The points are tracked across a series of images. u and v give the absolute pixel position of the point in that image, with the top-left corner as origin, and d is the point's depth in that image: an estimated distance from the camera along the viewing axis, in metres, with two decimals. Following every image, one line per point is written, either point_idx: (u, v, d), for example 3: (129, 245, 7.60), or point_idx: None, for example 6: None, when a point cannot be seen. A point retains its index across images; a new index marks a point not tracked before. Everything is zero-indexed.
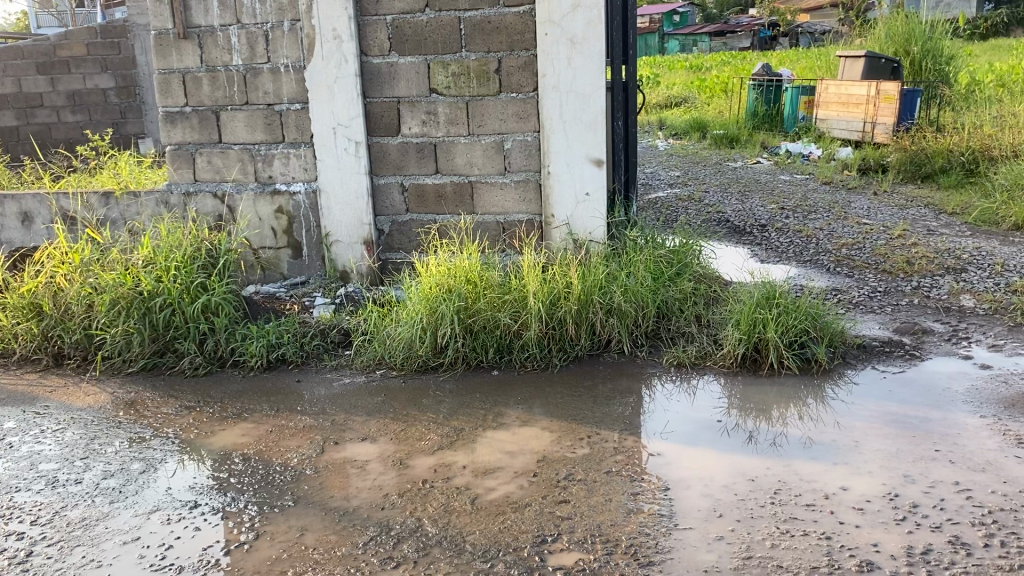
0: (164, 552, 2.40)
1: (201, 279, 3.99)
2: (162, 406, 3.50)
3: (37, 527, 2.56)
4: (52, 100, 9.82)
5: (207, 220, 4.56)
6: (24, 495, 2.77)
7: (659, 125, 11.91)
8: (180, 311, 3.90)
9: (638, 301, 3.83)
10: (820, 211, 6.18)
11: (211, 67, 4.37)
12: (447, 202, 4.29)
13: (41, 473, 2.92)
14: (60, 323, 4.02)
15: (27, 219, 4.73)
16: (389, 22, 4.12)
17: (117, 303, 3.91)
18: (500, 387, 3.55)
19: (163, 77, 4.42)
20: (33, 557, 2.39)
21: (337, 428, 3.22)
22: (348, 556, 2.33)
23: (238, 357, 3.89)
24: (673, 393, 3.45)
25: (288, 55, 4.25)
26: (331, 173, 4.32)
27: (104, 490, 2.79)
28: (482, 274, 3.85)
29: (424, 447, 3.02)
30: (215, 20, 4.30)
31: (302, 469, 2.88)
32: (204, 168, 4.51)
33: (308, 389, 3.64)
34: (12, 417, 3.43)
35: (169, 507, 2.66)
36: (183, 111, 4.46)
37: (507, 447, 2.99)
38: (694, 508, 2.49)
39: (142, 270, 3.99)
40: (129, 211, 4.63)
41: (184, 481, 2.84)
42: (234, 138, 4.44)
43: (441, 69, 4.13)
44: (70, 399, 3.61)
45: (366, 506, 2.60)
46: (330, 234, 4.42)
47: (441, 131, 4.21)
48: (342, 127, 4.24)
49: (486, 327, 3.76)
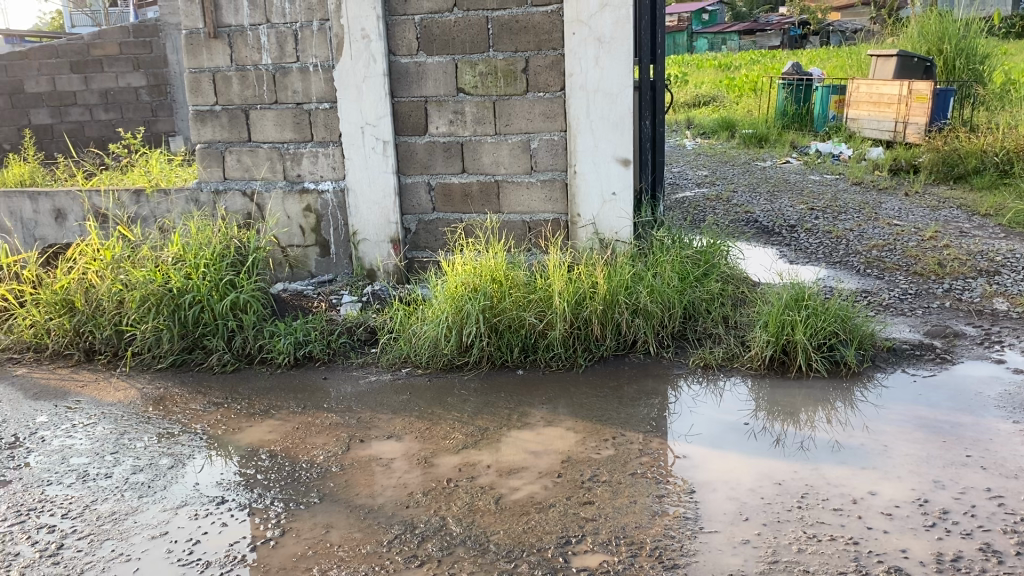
0: (191, 547, 2.42)
1: (230, 276, 4.03)
2: (190, 402, 3.54)
3: (68, 519, 2.60)
4: (85, 98, 9.95)
5: (237, 217, 4.60)
6: (55, 488, 2.81)
7: (687, 124, 11.85)
8: (208, 309, 3.94)
9: (664, 301, 3.81)
10: (850, 212, 6.12)
11: (241, 67, 4.41)
12: (473, 202, 4.30)
13: (72, 467, 2.96)
14: (92, 319, 4.08)
15: (60, 216, 4.81)
16: (417, 22, 4.13)
17: (148, 299, 3.96)
18: (525, 387, 3.54)
19: (194, 76, 4.46)
20: (64, 549, 2.43)
21: (362, 426, 3.23)
22: (373, 554, 2.33)
23: (266, 355, 3.92)
24: (699, 393, 3.44)
25: (317, 54, 4.27)
26: (359, 172, 4.34)
27: (133, 484, 2.82)
28: (508, 274, 3.85)
29: (449, 446, 3.03)
30: (245, 20, 4.34)
31: (328, 467, 2.89)
32: (234, 167, 4.55)
33: (335, 386, 3.66)
34: (44, 412, 3.48)
35: (196, 502, 2.69)
36: (213, 110, 4.50)
37: (531, 447, 2.99)
38: (719, 512, 2.47)
39: (172, 267, 4.03)
40: (159, 209, 4.68)
41: (212, 476, 2.87)
42: (263, 137, 4.48)
43: (468, 69, 4.13)
44: (100, 394, 3.66)
45: (391, 504, 2.61)
46: (356, 232, 4.44)
47: (468, 131, 4.21)
48: (370, 126, 4.26)
49: (511, 326, 3.76)
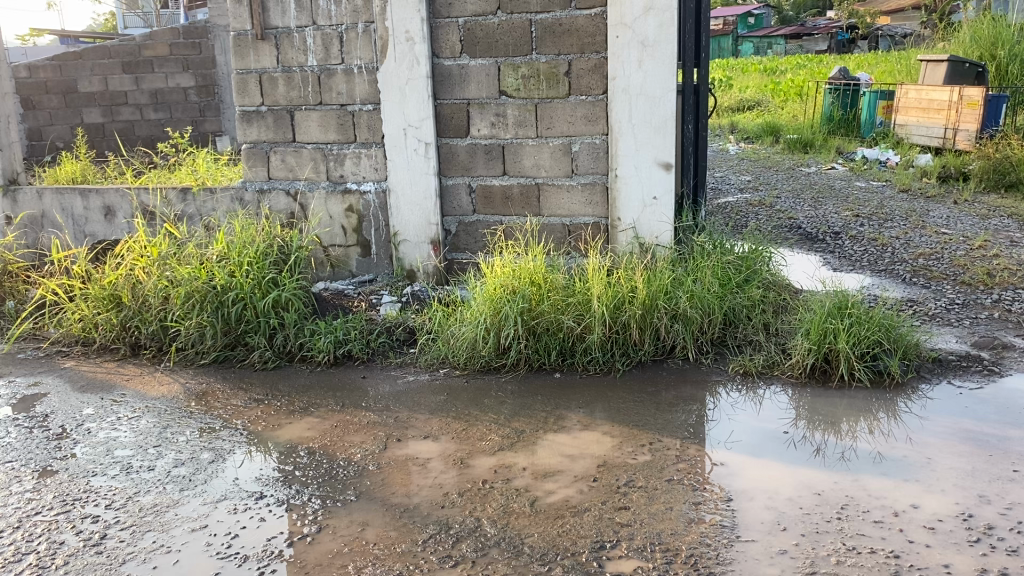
0: (229, 541, 2.46)
1: (273, 275, 4.08)
2: (232, 398, 3.60)
3: (111, 510, 2.66)
4: (136, 98, 10.16)
5: (280, 217, 4.67)
6: (100, 479, 2.87)
7: (731, 129, 11.75)
8: (251, 306, 4.00)
9: (704, 307, 3.78)
10: (896, 219, 6.01)
11: (287, 68, 4.47)
12: (513, 204, 4.31)
13: (116, 459, 3.02)
14: (137, 315, 4.16)
15: (109, 212, 4.94)
16: (461, 24, 4.15)
17: (192, 296, 4.03)
18: (562, 391, 3.54)
19: (241, 77, 4.54)
20: (107, 540, 2.48)
21: (399, 425, 3.25)
22: (408, 553, 2.35)
23: (306, 352, 3.97)
24: (738, 401, 3.41)
25: (362, 56, 4.31)
26: (400, 173, 4.37)
27: (175, 478, 2.87)
28: (547, 276, 3.85)
29: (485, 447, 3.04)
30: (292, 22, 4.40)
31: (365, 465, 2.92)
32: (278, 167, 4.62)
33: (373, 385, 3.69)
34: (91, 404, 3.56)
35: (235, 497, 2.73)
36: (259, 110, 4.57)
37: (567, 451, 2.98)
38: (756, 520, 2.45)
39: (216, 264, 4.10)
40: (205, 207, 4.77)
41: (251, 472, 2.91)
42: (307, 138, 4.53)
43: (511, 72, 4.15)
44: (145, 388, 3.73)
45: (427, 504, 2.63)
46: (397, 233, 4.47)
47: (510, 133, 4.22)
48: (412, 128, 4.29)
49: (549, 329, 3.76)
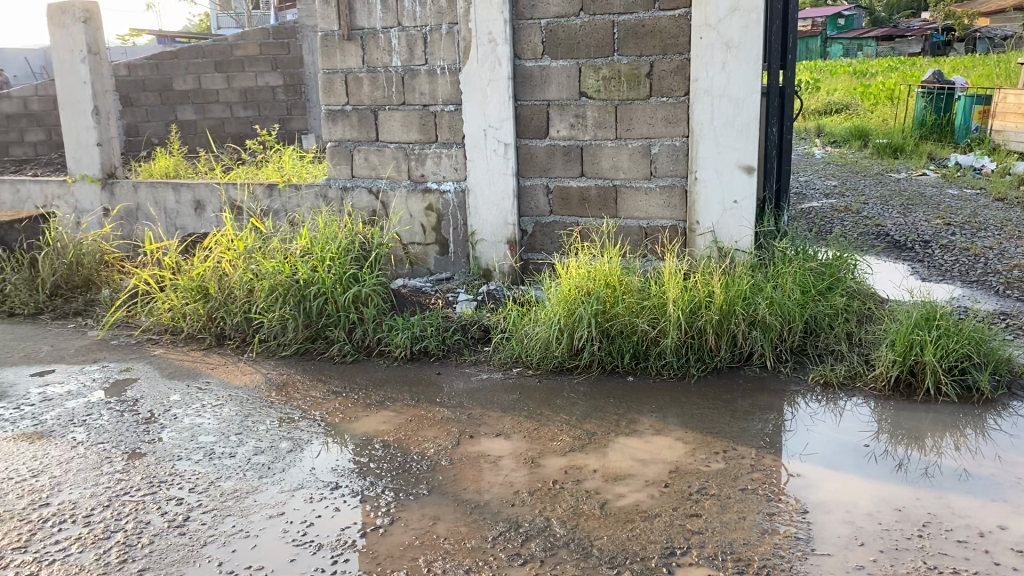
0: (305, 529, 2.53)
1: (353, 270, 4.17)
2: (311, 389, 3.69)
3: (194, 494, 2.76)
4: (227, 96, 10.50)
5: (362, 214, 4.76)
6: (184, 463, 2.98)
7: (817, 132, 11.46)
8: (331, 301, 4.09)
9: (784, 314, 3.70)
10: (990, 229, 5.77)
11: (372, 68, 4.56)
12: (591, 206, 4.30)
13: (201, 444, 3.14)
14: (223, 306, 4.30)
15: (199, 206, 5.14)
16: (543, 26, 4.16)
17: (276, 289, 4.16)
18: (635, 395, 3.52)
19: (328, 77, 4.65)
20: (190, 522, 2.58)
21: (472, 422, 3.29)
22: (477, 550, 2.37)
23: (383, 347, 4.04)
24: (817, 411, 3.33)
25: (445, 57, 4.37)
26: (479, 173, 4.41)
27: (255, 465, 2.96)
28: (622, 279, 3.83)
29: (556, 448, 3.04)
30: (377, 23, 4.48)
31: (437, 460, 2.96)
32: (361, 165, 4.72)
33: (447, 381, 3.74)
34: (178, 390, 3.70)
35: (312, 486, 2.80)
36: (344, 109, 4.67)
37: (639, 455, 2.96)
38: (831, 534, 2.39)
39: (299, 259, 4.22)
40: (290, 203, 4.91)
41: (328, 462, 2.98)
42: (390, 137, 4.61)
43: (592, 73, 4.14)
44: (228, 377, 3.86)
45: (497, 501, 2.65)
46: (474, 233, 4.52)
47: (589, 135, 4.22)
48: (492, 128, 4.33)
49: (623, 332, 3.74)
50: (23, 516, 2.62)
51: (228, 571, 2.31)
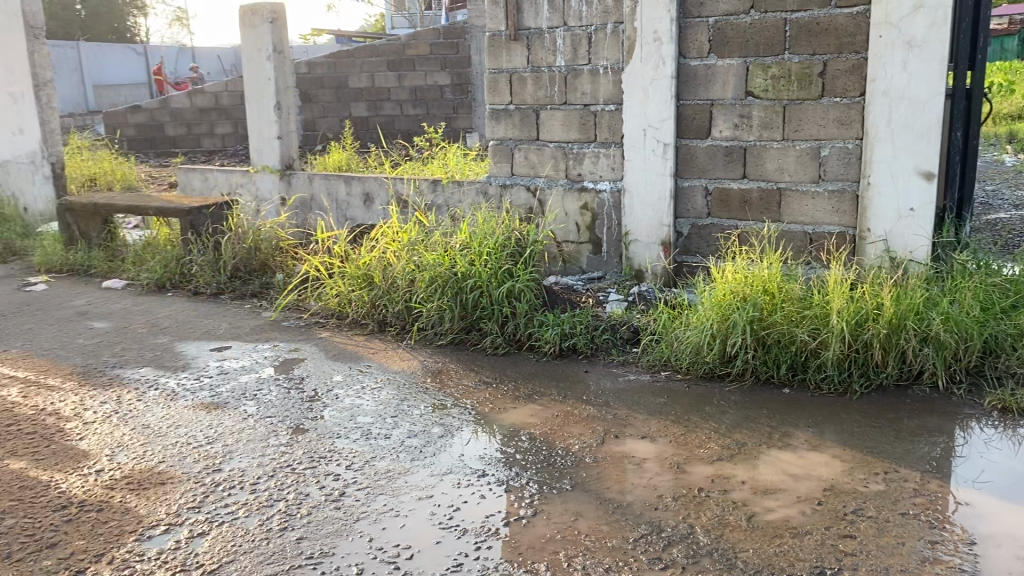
0: (451, 513, 2.61)
1: (509, 265, 4.25)
2: (462, 378, 3.79)
3: (350, 471, 2.90)
4: (398, 94, 10.91)
5: (519, 211, 4.84)
6: (343, 441, 3.14)
7: (1009, 138, 10.59)
8: (486, 294, 4.18)
9: (961, 332, 3.45)
10: None
11: (536, 68, 4.62)
12: (752, 209, 4.18)
13: (358, 424, 3.30)
14: (385, 294, 4.49)
15: (368, 199, 5.42)
16: (711, 24, 4.08)
17: (434, 280, 4.30)
18: (790, 407, 3.39)
19: (493, 76, 4.75)
20: (345, 497, 2.72)
21: (618, 422, 3.28)
22: (618, 550, 2.37)
23: (534, 342, 4.09)
24: (993, 438, 3.09)
25: (608, 56, 4.37)
26: (638, 173, 4.38)
27: (407, 447, 3.08)
28: (782, 286, 3.70)
29: (703, 455, 2.98)
30: (544, 22, 4.54)
31: (582, 457, 2.97)
32: (521, 163, 4.79)
33: (595, 380, 3.74)
34: (340, 372, 3.90)
35: (460, 472, 2.88)
36: (507, 108, 4.76)
37: (791, 470, 2.86)
38: (1002, 569, 2.22)
39: (458, 252, 4.35)
40: (452, 198, 5.06)
41: (476, 450, 3.05)
42: (550, 136, 4.66)
43: (760, 72, 4.02)
44: (387, 362, 4.03)
45: (640, 503, 2.63)
46: (630, 232, 4.49)
47: (754, 135, 4.10)
48: (653, 128, 4.28)
49: (780, 341, 3.61)
50: (199, 479, 2.84)
51: (377, 548, 2.42)
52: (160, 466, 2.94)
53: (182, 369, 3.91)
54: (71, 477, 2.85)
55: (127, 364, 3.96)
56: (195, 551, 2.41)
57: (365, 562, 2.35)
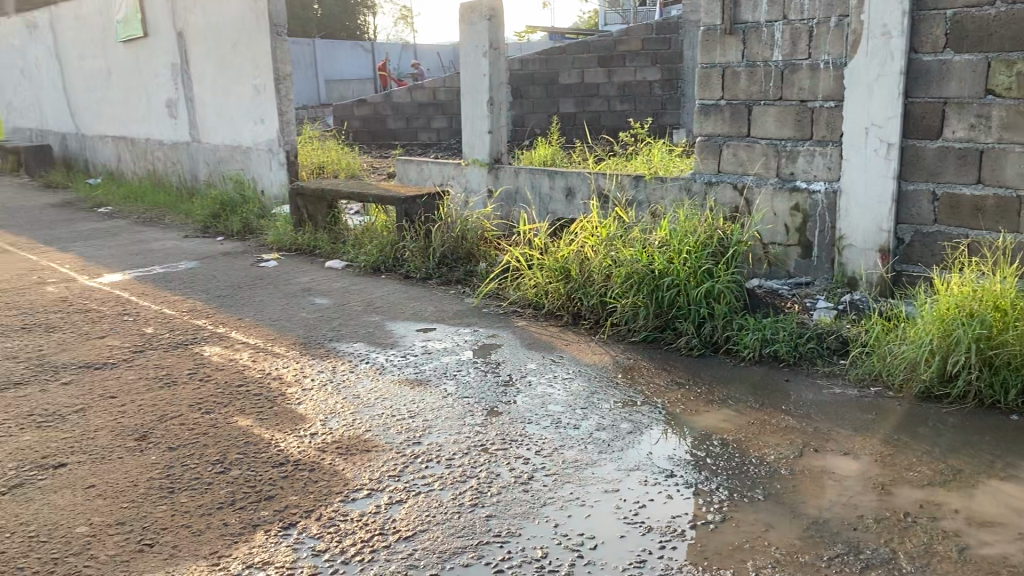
0: (637, 509, 2.60)
1: (710, 265, 4.16)
2: (656, 376, 3.76)
3: (540, 457, 2.96)
4: (606, 90, 10.91)
5: (724, 209, 4.72)
6: (534, 427, 3.21)
7: None
8: (684, 293, 4.12)
9: None
10: None
11: (751, 63, 4.49)
12: (985, 217, 3.83)
13: (549, 412, 3.35)
14: (583, 288, 4.52)
15: (570, 193, 5.51)
16: (949, 16, 3.78)
17: (632, 277, 4.28)
18: (1019, 436, 3.08)
19: (705, 71, 4.67)
20: (534, 481, 2.78)
21: (819, 435, 3.12)
22: (810, 566, 2.27)
23: (731, 346, 3.97)
24: None
25: (830, 51, 4.17)
26: (856, 174, 4.14)
27: (596, 440, 3.10)
28: (1016, 303, 3.38)
29: (912, 478, 2.78)
30: (762, 16, 4.40)
31: (777, 467, 2.86)
32: (729, 160, 4.67)
33: (795, 390, 3.58)
34: (535, 360, 3.97)
35: (648, 469, 2.87)
36: (718, 104, 4.67)
37: (1015, 504, 2.60)
38: None
39: (657, 249, 4.32)
40: (655, 194, 5.04)
41: (665, 450, 3.02)
42: (762, 133, 4.52)
43: (1004, 68, 3.67)
44: (581, 354, 4.05)
45: (837, 521, 2.50)
46: (843, 237, 4.25)
47: (992, 137, 3.76)
48: (876, 127, 4.03)
49: (1012, 364, 3.29)
50: (400, 450, 3.01)
51: (562, 534, 2.46)
52: (366, 434, 3.14)
53: (390, 346, 4.15)
54: (289, 437, 3.11)
55: (341, 339, 4.26)
56: (392, 517, 2.56)
57: (549, 546, 2.40)
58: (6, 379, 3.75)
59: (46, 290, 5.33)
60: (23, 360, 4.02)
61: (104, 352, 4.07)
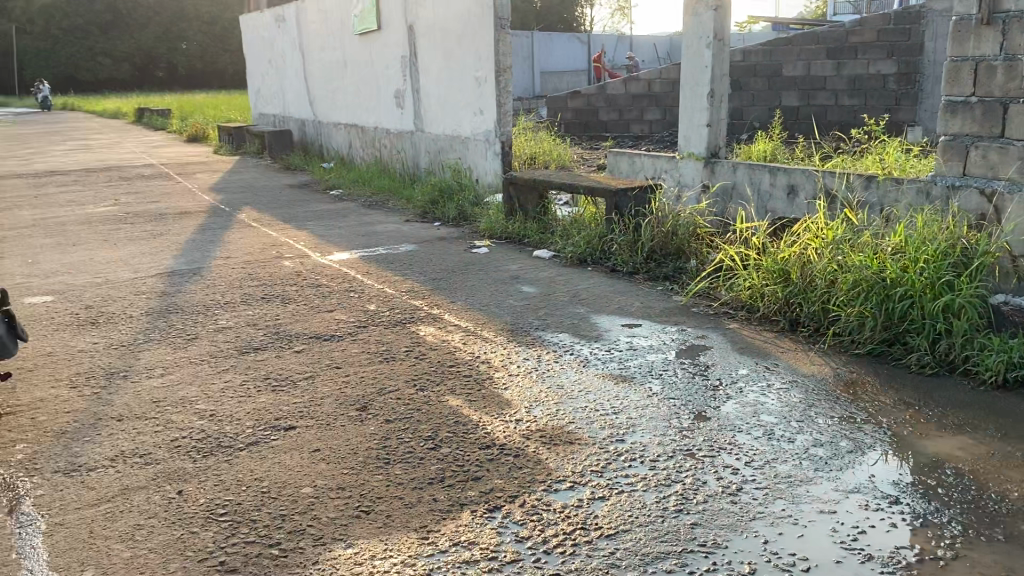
0: (856, 535, 2.43)
1: (950, 277, 3.82)
2: (880, 393, 3.48)
3: (750, 468, 2.83)
4: (834, 84, 10.32)
5: (969, 216, 4.28)
6: (744, 436, 3.07)
7: None
8: (919, 305, 3.80)
9: None
10: None
11: (1011, 56, 4.05)
12: None
13: (761, 422, 3.19)
14: (802, 293, 4.29)
15: (793, 191, 5.27)
16: None
17: (858, 285, 4.03)
18: None
19: (956, 65, 4.28)
20: (742, 493, 2.66)
21: None
22: None
23: (971, 367, 3.59)
24: None
25: None
26: None
27: (812, 456, 2.92)
28: None
29: None
30: None
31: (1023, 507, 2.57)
32: (977, 162, 4.24)
33: None
34: (746, 365, 3.77)
35: (869, 494, 2.67)
36: (968, 101, 4.26)
37: None
38: None
39: (890, 257, 4.05)
40: (888, 197, 4.71)
41: (889, 474, 2.80)
42: (1019, 133, 4.04)
43: None
44: (797, 363, 3.80)
45: None
46: None
47: None
48: None
49: None
50: (603, 446, 2.98)
51: (772, 552, 2.34)
52: (570, 426, 3.14)
53: (596, 339, 4.11)
54: (494, 421, 3.17)
55: (547, 328, 4.29)
56: (595, 512, 2.54)
57: (758, 563, 2.29)
58: (247, 344, 4.11)
59: (282, 264, 5.78)
60: (261, 327, 4.38)
61: (331, 325, 4.36)
